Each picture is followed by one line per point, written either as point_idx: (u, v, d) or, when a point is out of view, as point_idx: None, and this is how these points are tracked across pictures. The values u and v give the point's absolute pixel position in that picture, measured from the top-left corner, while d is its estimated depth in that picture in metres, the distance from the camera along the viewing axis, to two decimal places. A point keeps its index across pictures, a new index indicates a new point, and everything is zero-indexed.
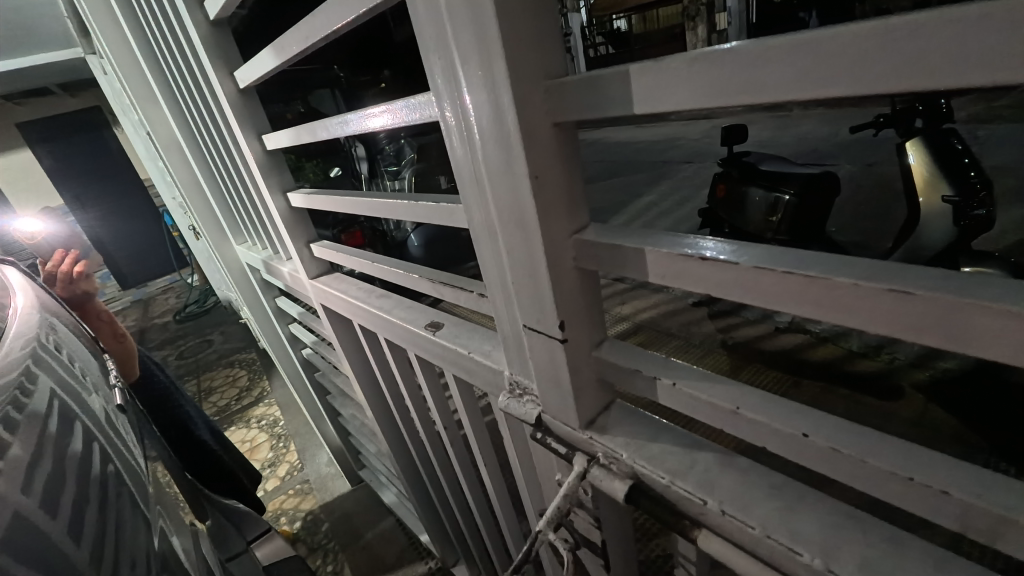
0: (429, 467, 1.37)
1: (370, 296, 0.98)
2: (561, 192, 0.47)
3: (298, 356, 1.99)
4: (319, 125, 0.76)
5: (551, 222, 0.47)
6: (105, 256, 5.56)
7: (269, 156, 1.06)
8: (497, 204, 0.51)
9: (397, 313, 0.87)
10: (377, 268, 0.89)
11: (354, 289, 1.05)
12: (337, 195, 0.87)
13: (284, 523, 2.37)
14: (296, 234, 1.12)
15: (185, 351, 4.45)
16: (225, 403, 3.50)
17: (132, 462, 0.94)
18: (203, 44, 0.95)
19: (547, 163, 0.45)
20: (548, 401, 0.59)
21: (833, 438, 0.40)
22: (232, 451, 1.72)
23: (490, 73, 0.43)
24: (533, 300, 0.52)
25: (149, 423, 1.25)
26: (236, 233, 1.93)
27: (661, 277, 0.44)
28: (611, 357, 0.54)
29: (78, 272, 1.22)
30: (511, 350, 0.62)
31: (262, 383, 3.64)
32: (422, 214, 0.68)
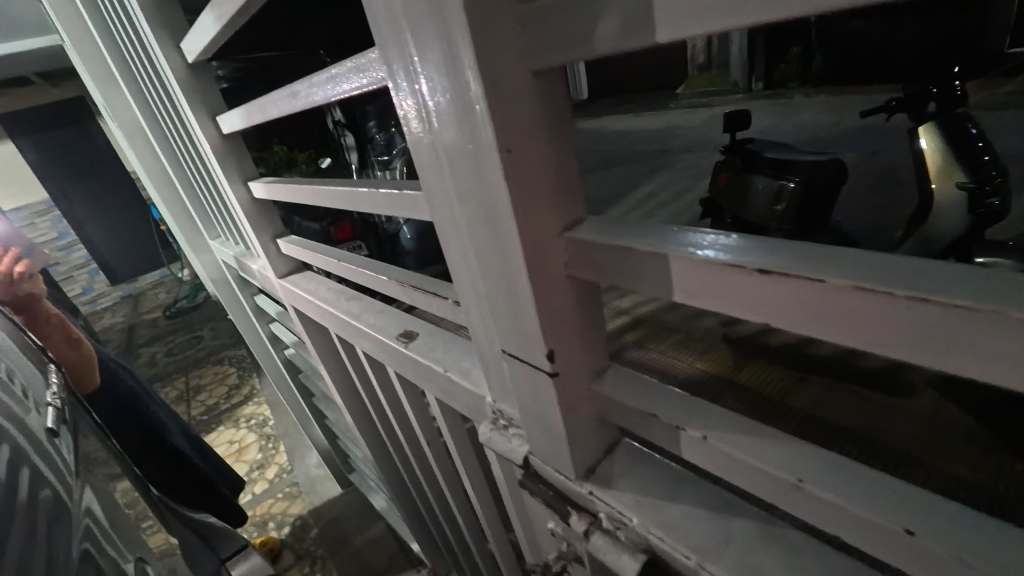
0: (414, 479, 1.28)
1: (339, 297, 0.88)
2: (546, 176, 0.36)
3: (280, 358, 1.92)
4: (267, 100, 0.65)
5: (533, 216, 0.36)
6: (93, 251, 5.44)
7: (226, 141, 0.95)
8: (463, 194, 0.40)
9: (366, 319, 0.77)
10: (344, 268, 0.78)
11: (323, 290, 0.95)
12: (296, 182, 0.76)
13: (272, 529, 2.31)
14: (258, 228, 1.02)
15: (174, 347, 4.35)
16: (214, 402, 3.40)
17: (71, 484, 0.85)
18: (144, 10, 0.85)
19: (523, 135, 0.34)
20: (537, 443, 0.49)
21: (944, 535, 0.30)
22: (213, 458, 1.63)
23: (441, 13, 0.32)
24: (512, 320, 0.42)
25: (107, 437, 1.16)
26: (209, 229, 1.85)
27: (680, 293, 0.34)
28: (617, 389, 0.43)
29: (19, 272, 1.10)
30: (489, 374, 0.52)
31: (252, 381, 3.54)
32: (386, 207, 0.57)
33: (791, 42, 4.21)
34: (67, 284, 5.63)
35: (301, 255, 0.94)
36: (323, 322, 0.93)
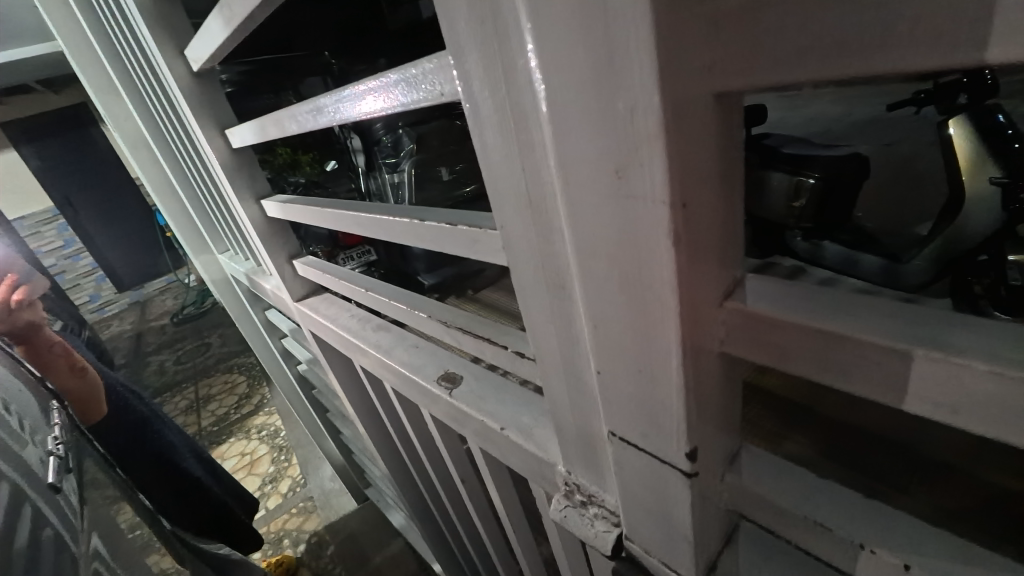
0: (440, 505, 1.21)
1: (364, 327, 0.82)
2: (712, 233, 0.27)
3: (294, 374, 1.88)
4: (285, 115, 0.58)
5: (694, 288, 0.27)
6: (99, 258, 5.39)
7: (236, 155, 0.88)
8: (586, 253, 0.31)
9: (399, 356, 0.70)
10: (372, 297, 0.71)
11: (346, 317, 0.88)
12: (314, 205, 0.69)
13: (287, 546, 2.29)
14: (271, 247, 0.96)
15: (182, 355, 4.30)
16: (224, 412, 3.35)
17: (75, 525, 0.79)
18: (143, 16, 0.77)
19: (698, 187, 0.25)
20: (643, 534, 0.42)
21: None
22: (227, 479, 1.58)
23: (602, 19, 0.22)
24: (642, 404, 0.34)
25: (111, 466, 1.10)
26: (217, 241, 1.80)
27: (895, 396, 0.25)
28: (752, 479, 0.36)
29: (17, 298, 1.03)
30: (573, 444, 0.45)
31: (262, 389, 3.49)
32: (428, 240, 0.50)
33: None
34: (73, 292, 5.60)
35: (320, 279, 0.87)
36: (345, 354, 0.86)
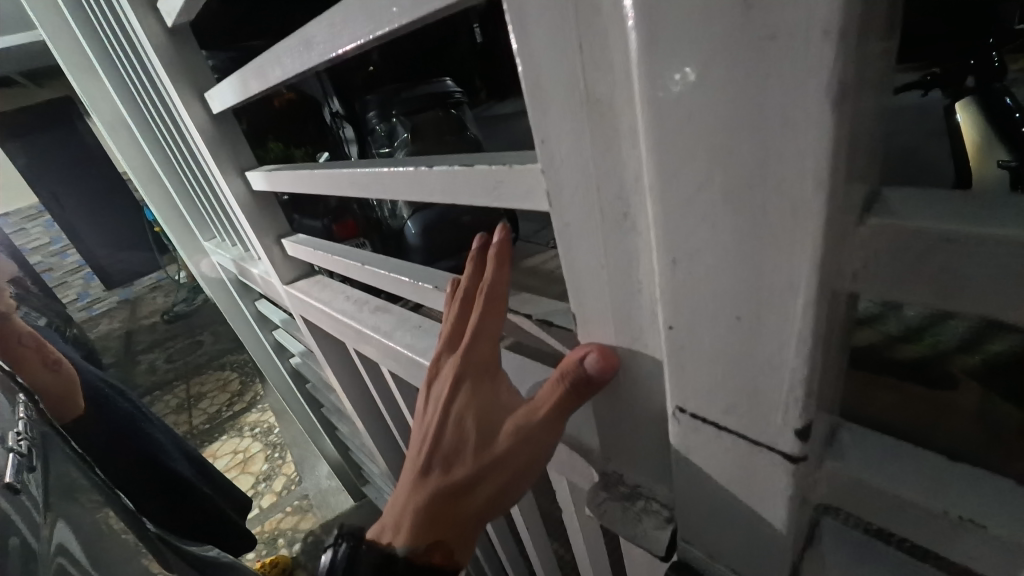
0: None
1: (360, 309, 0.81)
2: (869, 120, 0.23)
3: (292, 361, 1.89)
4: (273, 58, 0.59)
5: (851, 186, 0.23)
6: (88, 254, 5.28)
7: (217, 126, 0.88)
8: (691, 181, 0.27)
9: (399, 336, 0.69)
10: (366, 272, 0.70)
11: (340, 300, 0.87)
12: (299, 168, 0.66)
13: (282, 546, 2.23)
14: (259, 224, 0.95)
15: (174, 354, 4.21)
16: (217, 410, 3.27)
17: (43, 526, 0.73)
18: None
19: (866, 63, 0.21)
20: (706, 529, 0.42)
21: None
22: (217, 478, 1.52)
23: None
24: (744, 357, 0.30)
25: (90, 465, 1.04)
26: (202, 230, 1.76)
27: None
28: (861, 464, 0.32)
29: None
30: (625, 421, 0.45)
31: (256, 387, 3.41)
32: (452, 194, 0.47)
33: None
34: (62, 290, 5.49)
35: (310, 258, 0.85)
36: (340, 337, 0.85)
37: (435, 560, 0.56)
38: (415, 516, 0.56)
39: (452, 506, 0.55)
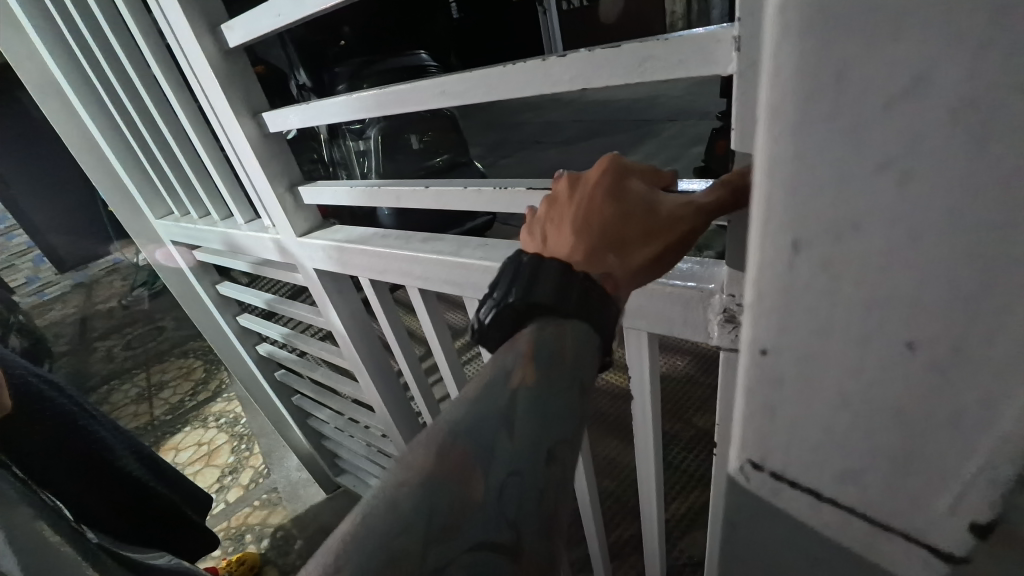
0: None
1: (410, 240, 0.90)
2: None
3: (262, 349, 1.83)
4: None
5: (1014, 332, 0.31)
6: (36, 233, 4.91)
7: (228, 63, 0.89)
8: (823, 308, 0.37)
9: (469, 254, 0.79)
10: (433, 196, 0.78)
11: (376, 237, 0.95)
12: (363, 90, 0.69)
13: (250, 542, 2.13)
14: (272, 169, 0.98)
15: (133, 340, 3.98)
16: (179, 400, 3.11)
17: None
18: None
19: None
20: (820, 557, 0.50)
21: None
22: (174, 478, 1.41)
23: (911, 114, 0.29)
24: (848, 401, 0.39)
25: (11, 473, 0.91)
26: (155, 207, 1.61)
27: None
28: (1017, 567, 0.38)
29: None
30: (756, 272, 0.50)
31: (221, 373, 3.26)
32: (588, 81, 0.50)
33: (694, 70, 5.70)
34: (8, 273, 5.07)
35: (348, 197, 0.91)
36: (384, 275, 0.95)
37: (608, 286, 0.48)
38: (583, 248, 0.48)
39: (626, 244, 0.48)
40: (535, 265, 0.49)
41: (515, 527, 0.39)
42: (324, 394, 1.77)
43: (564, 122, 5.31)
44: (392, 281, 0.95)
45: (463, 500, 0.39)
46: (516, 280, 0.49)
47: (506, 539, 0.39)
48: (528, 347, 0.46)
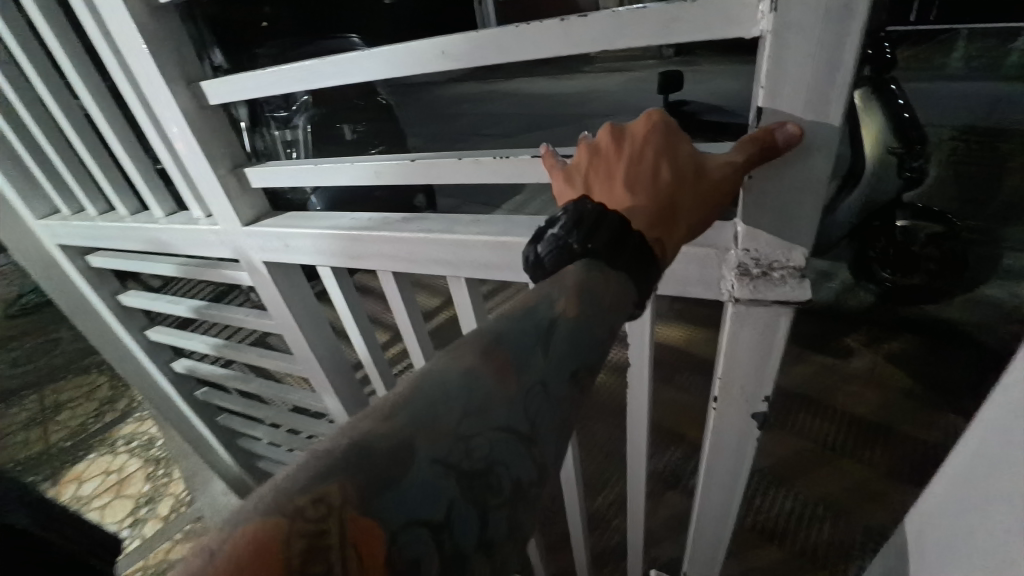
0: None
1: (386, 219, 0.93)
2: None
3: (180, 366, 1.64)
4: None
5: None
6: None
7: None
8: None
9: (458, 229, 0.84)
10: (420, 167, 0.84)
11: (345, 219, 0.97)
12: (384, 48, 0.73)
13: None
14: (211, 146, 0.97)
15: (16, 357, 3.44)
16: (78, 424, 2.69)
17: None
18: None
19: None
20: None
21: None
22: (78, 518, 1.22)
23: None
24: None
25: None
26: (36, 207, 1.37)
27: None
28: None
29: None
30: (769, 213, 0.68)
31: (130, 390, 2.81)
32: (599, 42, 0.63)
33: (626, 68, 5.79)
34: None
35: (349, 172, 0.92)
36: (385, 262, 0.94)
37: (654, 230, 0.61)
38: (643, 201, 0.61)
39: (673, 198, 0.61)
40: (595, 211, 0.60)
41: (532, 423, 0.52)
42: (257, 407, 1.61)
43: (502, 117, 5.23)
44: (379, 268, 0.96)
45: (494, 392, 0.52)
46: (577, 226, 0.60)
47: (523, 428, 0.52)
48: (575, 286, 0.58)
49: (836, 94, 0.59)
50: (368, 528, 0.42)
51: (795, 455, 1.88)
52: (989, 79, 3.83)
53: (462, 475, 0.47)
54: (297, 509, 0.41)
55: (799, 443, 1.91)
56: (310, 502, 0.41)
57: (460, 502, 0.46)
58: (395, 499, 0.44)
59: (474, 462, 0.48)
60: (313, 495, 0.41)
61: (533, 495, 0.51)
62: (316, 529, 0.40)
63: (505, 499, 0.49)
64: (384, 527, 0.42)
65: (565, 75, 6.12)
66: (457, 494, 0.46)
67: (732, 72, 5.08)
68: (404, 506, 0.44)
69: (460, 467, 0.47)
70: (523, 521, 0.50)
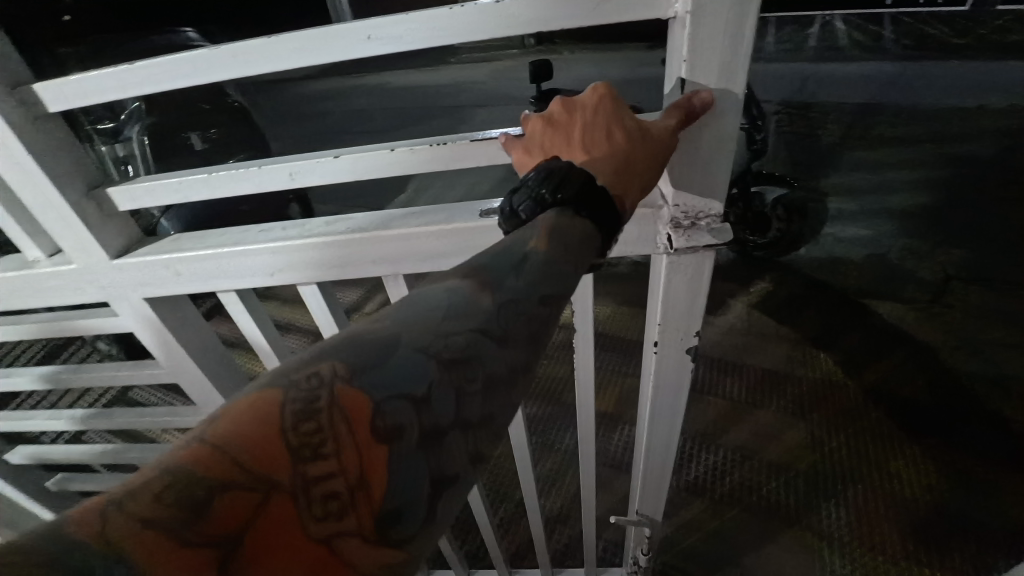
0: None
1: (309, 227, 0.92)
2: None
3: (18, 458, 1.32)
4: None
5: None
6: None
7: None
8: None
9: (401, 223, 0.89)
10: (353, 161, 0.87)
11: (255, 232, 0.93)
12: (308, 31, 0.74)
13: None
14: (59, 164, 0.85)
15: None
16: None
17: None
18: None
19: None
20: None
21: None
22: None
23: None
24: None
25: None
26: None
27: None
28: None
29: None
30: (697, 172, 0.82)
31: None
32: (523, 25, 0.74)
33: (492, 57, 5.80)
34: None
35: (251, 181, 0.88)
36: (318, 270, 0.94)
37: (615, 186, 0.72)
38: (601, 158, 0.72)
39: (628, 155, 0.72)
40: (565, 170, 0.70)
41: (504, 328, 0.59)
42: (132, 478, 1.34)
43: (374, 113, 4.99)
44: (302, 279, 0.96)
45: (476, 304, 0.59)
46: (548, 178, 0.70)
47: (495, 331, 0.59)
48: (547, 226, 0.67)
49: (739, 69, 0.74)
50: (355, 400, 0.50)
51: (702, 408, 1.97)
52: (797, 59, 4.49)
53: (443, 362, 0.54)
54: (293, 381, 0.49)
55: (703, 398, 2.00)
56: (304, 377, 0.49)
57: (439, 383, 0.53)
58: (387, 374, 0.51)
59: (453, 351, 0.56)
60: (308, 372, 0.50)
61: (506, 391, 0.57)
62: (309, 397, 0.48)
63: (482, 389, 0.56)
64: (371, 399, 0.50)
65: (432, 66, 5.96)
66: (435, 378, 0.53)
67: (591, 58, 5.34)
68: (388, 382, 0.51)
69: (440, 356, 0.54)
70: (497, 408, 0.56)
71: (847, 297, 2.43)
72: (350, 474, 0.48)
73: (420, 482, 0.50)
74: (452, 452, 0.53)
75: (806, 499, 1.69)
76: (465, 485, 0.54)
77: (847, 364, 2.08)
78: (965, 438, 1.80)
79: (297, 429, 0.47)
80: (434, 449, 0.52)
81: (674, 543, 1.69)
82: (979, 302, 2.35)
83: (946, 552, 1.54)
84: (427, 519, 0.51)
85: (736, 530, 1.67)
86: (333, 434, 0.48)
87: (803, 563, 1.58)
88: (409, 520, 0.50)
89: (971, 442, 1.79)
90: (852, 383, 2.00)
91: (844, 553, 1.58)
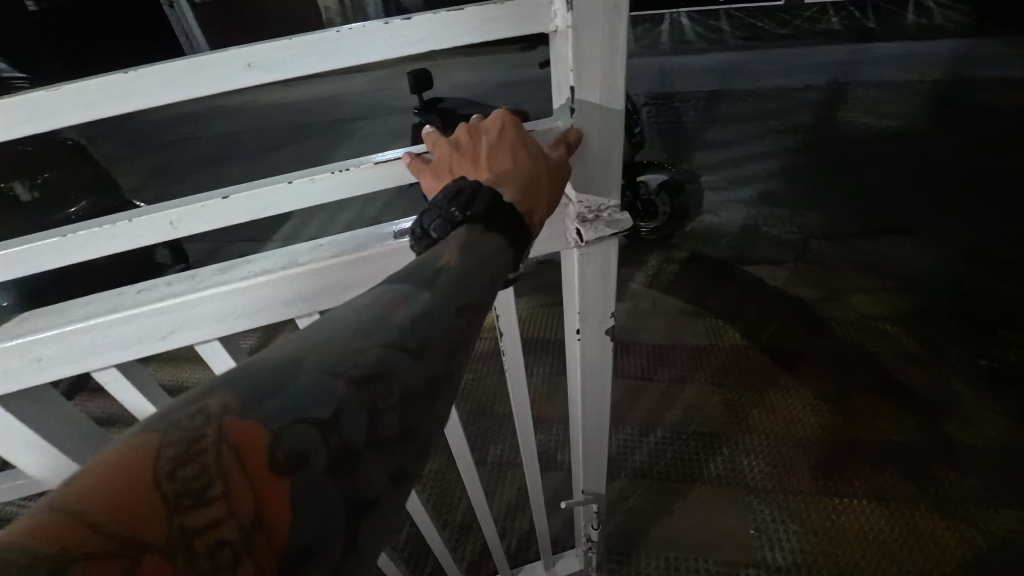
0: None
1: (202, 277, 0.82)
2: None
3: None
4: None
5: None
6: None
7: None
8: None
9: (310, 257, 0.82)
10: (243, 200, 0.78)
11: (133, 294, 0.80)
12: (166, 60, 0.65)
13: None
14: None
15: None
16: None
17: None
18: None
19: None
20: None
21: None
22: None
23: None
24: None
25: None
26: None
27: None
28: None
29: None
30: (594, 170, 0.85)
31: None
32: (422, 44, 0.73)
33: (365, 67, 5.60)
34: None
35: (121, 237, 0.75)
36: (222, 321, 0.83)
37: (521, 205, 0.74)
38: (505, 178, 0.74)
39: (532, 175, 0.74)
40: (471, 187, 0.71)
41: (420, 342, 0.57)
42: None
43: (243, 137, 4.58)
44: (204, 335, 0.84)
45: (385, 318, 0.56)
46: (457, 196, 0.71)
47: (411, 345, 0.56)
48: (459, 242, 0.68)
49: (620, 71, 0.78)
50: (249, 432, 0.44)
51: (627, 394, 2.04)
52: (654, 53, 4.89)
53: (354, 381, 0.51)
54: (173, 423, 0.43)
55: (627, 384, 2.08)
56: (187, 415, 0.44)
57: (353, 405, 0.49)
58: (290, 403, 0.47)
59: (366, 367, 0.52)
60: (191, 409, 0.44)
61: (425, 404, 0.55)
62: (191, 436, 0.43)
63: (398, 402, 0.52)
64: (268, 427, 0.45)
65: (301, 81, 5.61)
66: (349, 400, 0.50)
67: (468, 63, 5.37)
68: (291, 406, 0.47)
69: (351, 376, 0.51)
70: (417, 422, 0.54)
71: (732, 266, 2.69)
72: (244, 515, 0.42)
73: (334, 513, 0.46)
74: (369, 476, 0.49)
75: (731, 459, 1.80)
76: (388, 508, 0.51)
77: (743, 330, 2.29)
78: (846, 375, 2.04)
79: (175, 473, 0.41)
80: (349, 477, 0.48)
81: (623, 531, 1.68)
82: (834, 254, 2.72)
83: (850, 479, 1.72)
84: (350, 558, 0.47)
85: (677, 502, 1.72)
86: (221, 475, 0.43)
87: (740, 519, 1.65)
88: (327, 560, 0.46)
89: (852, 378, 2.03)
90: (749, 346, 2.20)
91: (772, 501, 1.69)
